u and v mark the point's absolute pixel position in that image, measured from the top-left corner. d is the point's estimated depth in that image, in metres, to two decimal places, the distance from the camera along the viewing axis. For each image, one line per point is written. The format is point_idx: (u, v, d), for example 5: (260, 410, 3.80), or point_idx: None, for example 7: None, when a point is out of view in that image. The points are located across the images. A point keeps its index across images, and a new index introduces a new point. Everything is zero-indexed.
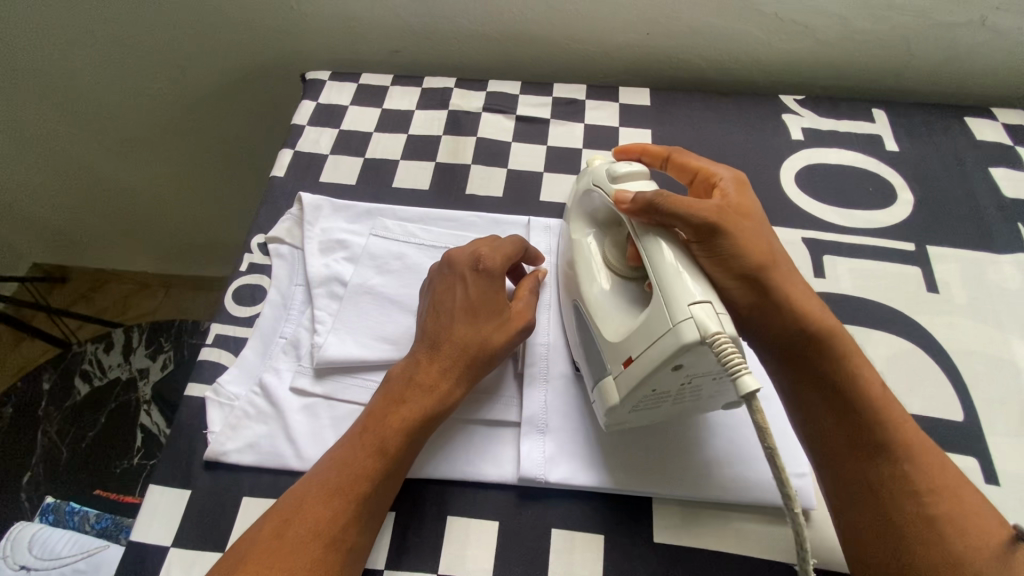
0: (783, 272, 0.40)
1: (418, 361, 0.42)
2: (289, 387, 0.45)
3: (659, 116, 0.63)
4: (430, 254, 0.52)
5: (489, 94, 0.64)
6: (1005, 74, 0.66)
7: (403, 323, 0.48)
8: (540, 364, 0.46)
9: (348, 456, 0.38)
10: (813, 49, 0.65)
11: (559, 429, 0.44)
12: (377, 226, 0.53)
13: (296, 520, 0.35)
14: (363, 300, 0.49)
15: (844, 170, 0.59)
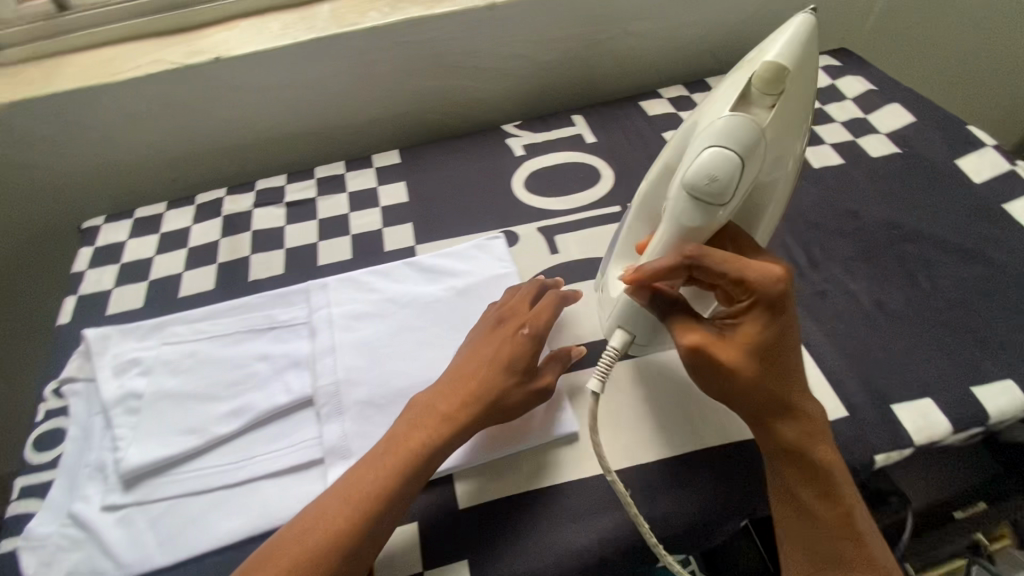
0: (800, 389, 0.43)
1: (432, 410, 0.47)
2: (100, 507, 0.47)
3: (409, 168, 0.74)
4: (221, 342, 0.57)
5: (258, 192, 0.72)
6: (661, 63, 0.86)
7: (203, 410, 0.52)
8: (333, 400, 0.51)
9: (379, 462, 0.44)
10: (515, 84, 0.81)
11: (360, 448, 0.49)
12: (168, 335, 0.58)
13: (321, 524, 0.41)
14: (161, 404, 0.52)
15: (561, 167, 0.73)
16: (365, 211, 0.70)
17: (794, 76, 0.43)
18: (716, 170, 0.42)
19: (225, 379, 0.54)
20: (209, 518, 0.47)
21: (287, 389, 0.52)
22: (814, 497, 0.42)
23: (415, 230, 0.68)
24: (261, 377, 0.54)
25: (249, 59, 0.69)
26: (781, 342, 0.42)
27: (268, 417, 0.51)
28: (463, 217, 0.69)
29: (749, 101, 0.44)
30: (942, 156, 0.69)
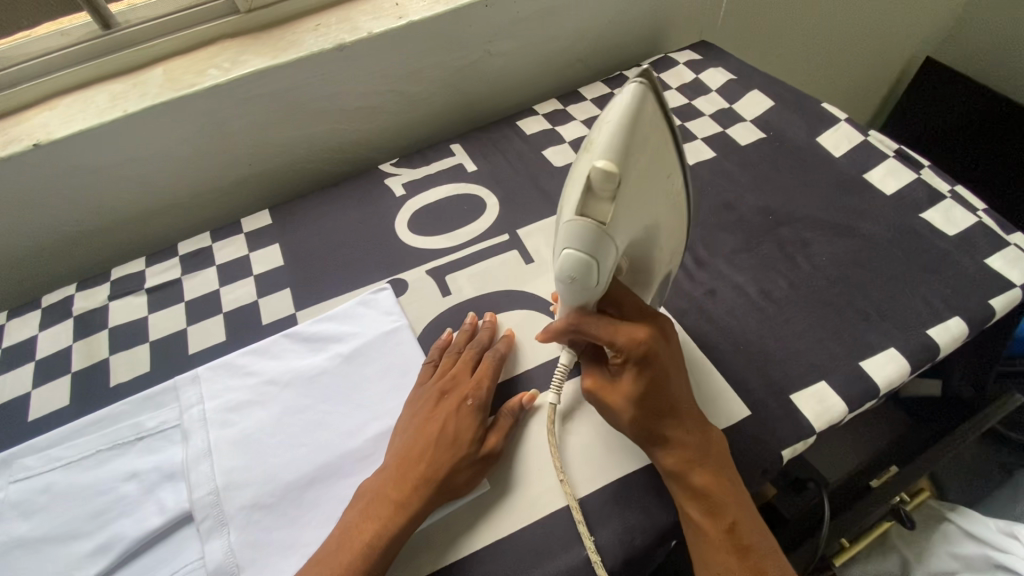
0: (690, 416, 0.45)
1: (370, 502, 0.45)
2: None
3: (282, 228, 0.69)
4: (79, 467, 0.50)
5: (114, 282, 0.65)
6: (533, 77, 0.85)
7: (63, 554, 0.46)
8: (215, 511, 0.46)
9: (330, 559, 0.42)
10: (387, 120, 0.78)
11: (251, 560, 0.45)
12: (15, 471, 0.51)
13: None
14: (13, 557, 0.46)
15: (444, 201, 0.71)
16: (239, 282, 0.64)
17: (631, 158, 0.37)
18: (572, 274, 0.40)
19: (86, 511, 0.47)
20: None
21: (160, 508, 0.47)
22: (702, 513, 0.43)
23: (295, 296, 0.63)
24: (128, 500, 0.48)
25: (75, 140, 0.62)
26: (663, 382, 0.43)
27: (142, 546, 0.46)
28: (347, 271, 0.65)
29: (593, 192, 0.38)
30: (803, 136, 0.72)
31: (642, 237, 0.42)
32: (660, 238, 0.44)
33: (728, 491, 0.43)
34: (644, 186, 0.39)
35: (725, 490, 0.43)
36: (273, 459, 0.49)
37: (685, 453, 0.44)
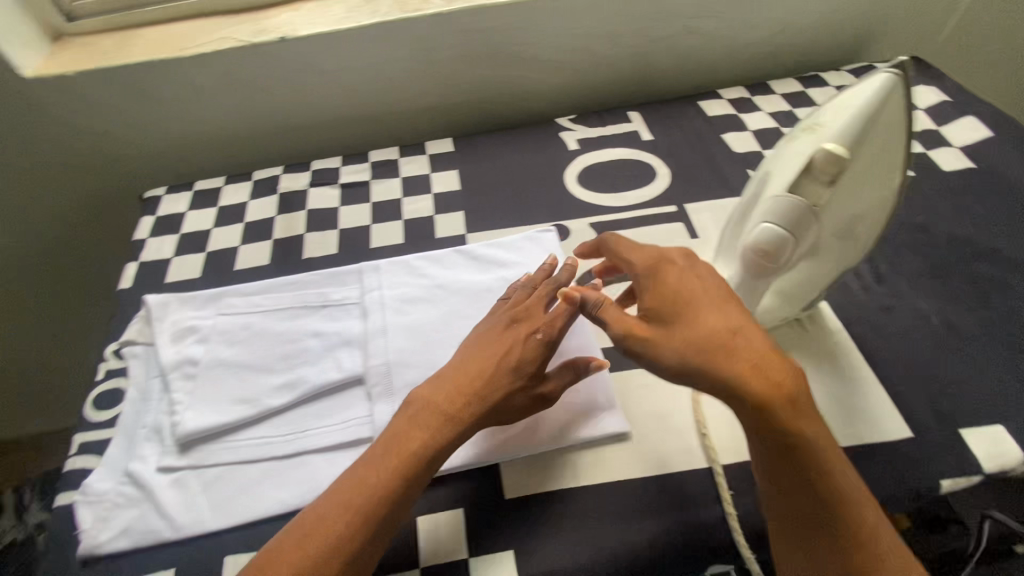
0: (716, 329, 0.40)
1: (403, 419, 0.45)
2: (156, 468, 0.49)
3: (461, 157, 0.74)
4: (275, 316, 0.58)
5: (313, 172, 0.73)
6: (722, 62, 0.84)
7: (256, 381, 0.53)
8: (384, 381, 0.52)
9: (369, 469, 0.42)
10: (572, 77, 0.81)
11: None
12: (224, 306, 0.59)
13: (309, 540, 0.39)
14: (218, 373, 0.54)
15: (615, 163, 0.72)
16: (418, 197, 0.70)
17: (861, 150, 0.37)
18: (766, 247, 0.41)
19: (278, 353, 0.55)
20: (260, 487, 0.48)
21: (340, 365, 0.53)
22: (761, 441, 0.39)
23: (465, 218, 0.68)
24: (314, 351, 0.54)
25: (314, 40, 0.70)
26: (679, 310, 0.42)
27: (321, 393, 0.52)
28: (515, 208, 0.68)
29: (810, 174, 0.39)
30: (1019, 174, 0.66)
31: (837, 235, 0.42)
32: (853, 244, 0.43)
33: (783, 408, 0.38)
34: (861, 184, 0.39)
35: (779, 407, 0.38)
36: (436, 353, 0.54)
37: (720, 374, 0.39)
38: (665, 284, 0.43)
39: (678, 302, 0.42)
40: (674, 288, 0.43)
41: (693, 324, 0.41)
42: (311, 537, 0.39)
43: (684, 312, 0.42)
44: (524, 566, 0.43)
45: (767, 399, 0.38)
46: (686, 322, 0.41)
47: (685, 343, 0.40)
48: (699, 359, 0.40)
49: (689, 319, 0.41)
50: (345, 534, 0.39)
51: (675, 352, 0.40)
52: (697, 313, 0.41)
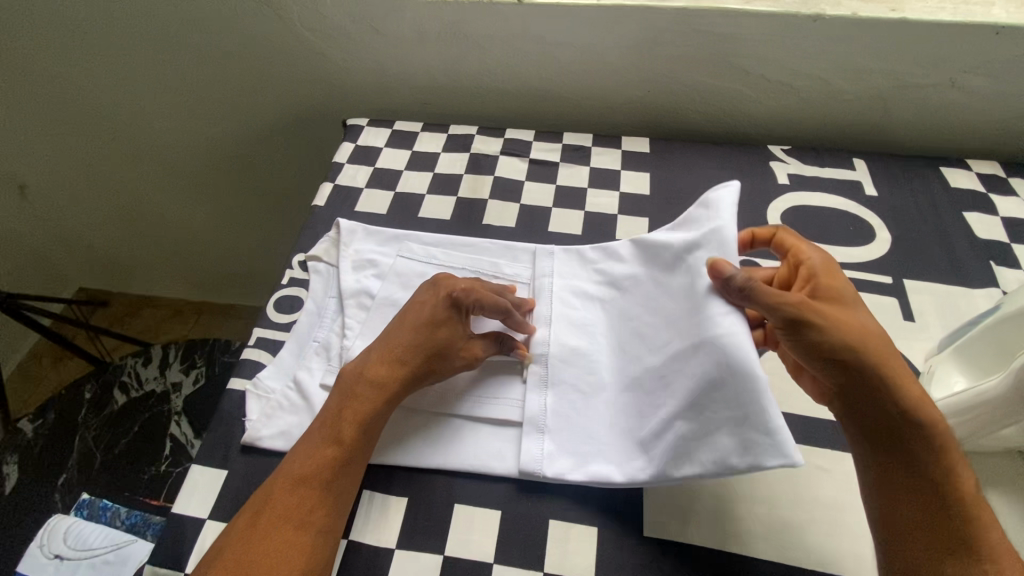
0: (893, 358, 0.39)
1: (336, 395, 0.47)
2: (319, 383, 0.51)
3: (657, 160, 0.70)
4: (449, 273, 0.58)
5: (507, 139, 0.73)
6: (979, 129, 0.72)
7: None
8: (542, 371, 0.51)
9: (310, 445, 0.44)
10: (798, 105, 0.73)
11: (557, 429, 0.48)
12: (404, 248, 0.60)
13: (270, 511, 0.41)
14: (388, 312, 0.55)
15: (827, 211, 0.65)
16: (604, 191, 0.67)
17: None
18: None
19: None
20: (407, 435, 0.48)
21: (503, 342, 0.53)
22: (923, 497, 0.37)
23: (650, 226, 0.64)
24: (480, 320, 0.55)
25: (549, 9, 0.68)
26: (857, 322, 0.40)
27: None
28: None
29: None
30: None
31: None
32: None
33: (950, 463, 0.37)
34: None
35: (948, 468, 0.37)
36: None
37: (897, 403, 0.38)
38: (821, 275, 0.43)
39: (833, 295, 0.42)
40: (832, 284, 0.43)
41: (877, 343, 0.39)
42: (272, 509, 0.41)
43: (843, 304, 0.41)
44: None
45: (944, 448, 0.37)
46: (847, 312, 0.41)
47: (849, 328, 0.39)
48: (864, 350, 0.39)
49: (848, 312, 0.41)
50: (295, 506, 0.41)
51: (843, 336, 0.39)
52: (855, 311, 0.41)
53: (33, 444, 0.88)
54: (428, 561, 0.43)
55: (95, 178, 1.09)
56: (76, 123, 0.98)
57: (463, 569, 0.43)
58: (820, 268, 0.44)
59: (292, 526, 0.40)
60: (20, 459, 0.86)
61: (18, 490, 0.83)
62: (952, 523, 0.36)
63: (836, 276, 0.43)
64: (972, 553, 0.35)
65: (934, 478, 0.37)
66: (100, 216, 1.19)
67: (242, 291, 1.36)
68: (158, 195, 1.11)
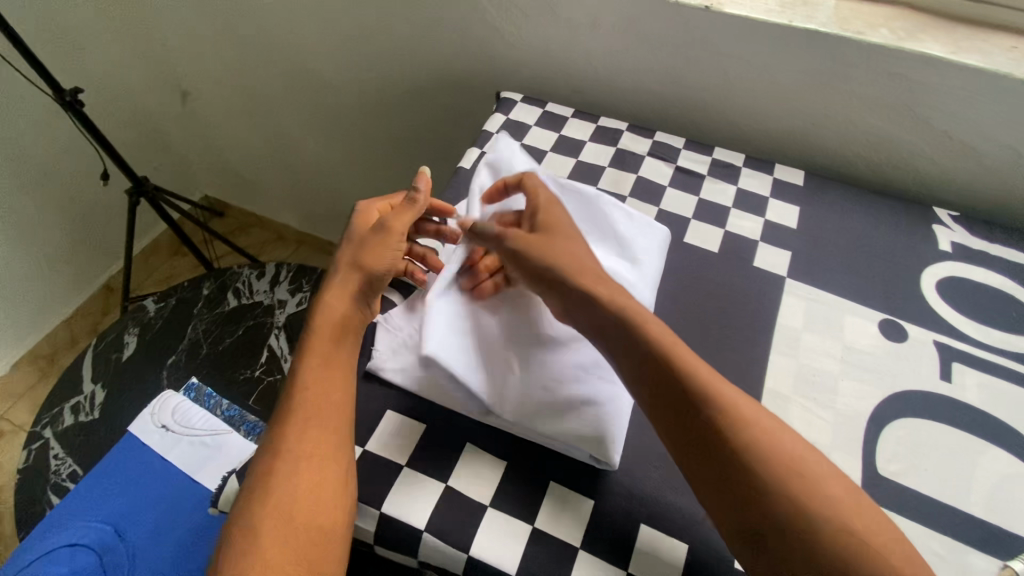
0: (609, 283, 0.48)
1: (345, 285, 0.51)
2: None
3: (808, 197, 0.67)
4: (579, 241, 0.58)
5: (655, 143, 0.72)
6: None
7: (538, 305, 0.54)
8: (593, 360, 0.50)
9: (306, 393, 0.46)
10: (977, 172, 0.68)
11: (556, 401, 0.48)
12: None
13: (282, 469, 0.43)
14: None
15: (990, 290, 0.60)
16: (748, 215, 0.65)
17: None
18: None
19: None
20: (511, 390, 0.49)
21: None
22: (678, 415, 0.42)
23: (791, 262, 0.61)
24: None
25: (734, 21, 0.66)
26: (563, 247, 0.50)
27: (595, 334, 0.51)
28: (851, 278, 0.60)
29: None
30: None
31: None
32: None
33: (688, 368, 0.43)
34: None
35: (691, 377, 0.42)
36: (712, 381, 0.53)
37: (614, 318, 0.46)
38: (540, 208, 0.52)
39: (549, 227, 0.51)
40: (553, 215, 0.52)
41: (589, 269, 0.48)
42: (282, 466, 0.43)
43: (558, 236, 0.50)
44: None
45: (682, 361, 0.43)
46: (555, 243, 0.50)
47: (557, 255, 0.49)
48: (570, 271, 0.48)
49: (565, 241, 0.50)
50: (315, 405, 0.45)
51: (546, 258, 0.49)
52: (563, 236, 0.51)
53: (153, 322, 0.98)
54: (516, 527, 0.44)
55: (249, 98, 1.18)
56: (248, 45, 1.07)
57: (548, 545, 0.44)
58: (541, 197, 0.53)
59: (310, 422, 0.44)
60: (140, 332, 0.96)
61: (134, 358, 0.93)
62: (721, 430, 0.40)
63: (557, 210, 0.53)
64: (741, 449, 0.39)
65: (681, 388, 0.42)
66: (242, 133, 1.29)
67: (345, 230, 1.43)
68: (299, 126, 1.19)
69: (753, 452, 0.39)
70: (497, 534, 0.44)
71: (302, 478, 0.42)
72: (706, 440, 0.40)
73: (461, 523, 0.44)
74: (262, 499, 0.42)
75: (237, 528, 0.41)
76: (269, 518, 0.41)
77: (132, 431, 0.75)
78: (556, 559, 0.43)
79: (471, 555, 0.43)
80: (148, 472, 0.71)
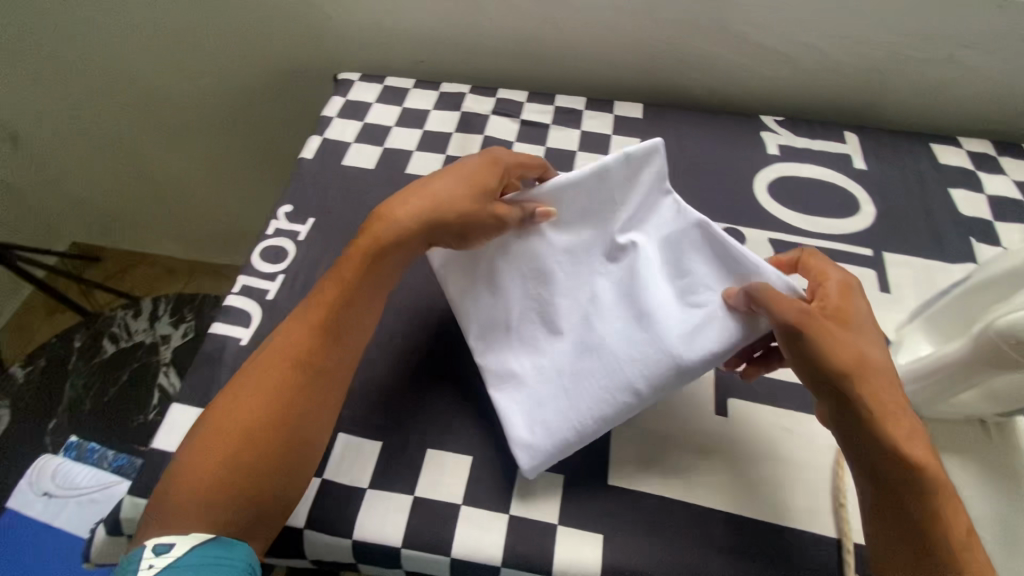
0: (888, 382, 0.38)
1: (350, 263, 0.45)
2: (495, 298, 0.49)
3: (649, 127, 0.70)
4: (651, 248, 0.46)
5: (499, 100, 0.72)
6: (972, 108, 0.72)
7: (560, 298, 0.47)
8: (585, 363, 0.44)
9: (279, 364, 0.43)
10: (794, 77, 0.72)
11: (535, 391, 0.45)
12: (608, 197, 0.47)
13: (230, 430, 0.40)
14: (569, 268, 0.48)
15: (813, 183, 0.65)
16: (594, 155, 0.67)
17: None
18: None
19: (606, 289, 0.47)
20: (504, 369, 0.47)
21: (651, 350, 0.42)
22: (895, 495, 0.37)
23: None
24: (645, 298, 0.44)
25: None
26: (862, 343, 0.39)
27: (610, 351, 0.44)
28: (692, 196, 0.63)
29: None
30: None
31: None
32: None
33: (935, 476, 0.36)
34: None
35: (938, 483, 0.36)
36: None
37: (898, 427, 0.37)
38: (830, 297, 0.42)
39: (840, 314, 0.41)
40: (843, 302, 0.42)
41: (875, 366, 0.39)
42: (232, 420, 0.41)
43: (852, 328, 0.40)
44: (610, 556, 0.42)
45: (930, 468, 0.36)
46: (847, 335, 0.39)
47: (845, 349, 0.39)
48: (858, 375, 0.38)
49: (846, 329, 0.40)
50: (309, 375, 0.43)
51: (835, 356, 0.38)
52: (859, 333, 0.40)
53: (24, 389, 0.89)
54: (398, 500, 0.44)
55: (87, 128, 1.08)
56: (66, 69, 0.96)
57: (431, 510, 0.44)
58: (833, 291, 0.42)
59: (296, 396, 0.42)
60: (10, 402, 0.87)
61: (9, 431, 0.85)
62: (916, 514, 0.36)
63: (848, 299, 0.42)
64: (930, 527, 0.35)
65: (901, 479, 0.36)
66: (91, 168, 1.17)
67: (234, 250, 1.36)
68: (154, 148, 1.10)
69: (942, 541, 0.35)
70: (380, 511, 0.44)
71: (266, 448, 0.40)
72: (904, 520, 0.36)
73: (341, 511, 0.44)
74: (223, 433, 0.40)
75: (184, 479, 0.39)
76: (215, 476, 0.39)
77: (10, 508, 0.69)
78: (441, 520, 0.44)
79: (355, 538, 0.43)
80: (34, 544, 0.66)
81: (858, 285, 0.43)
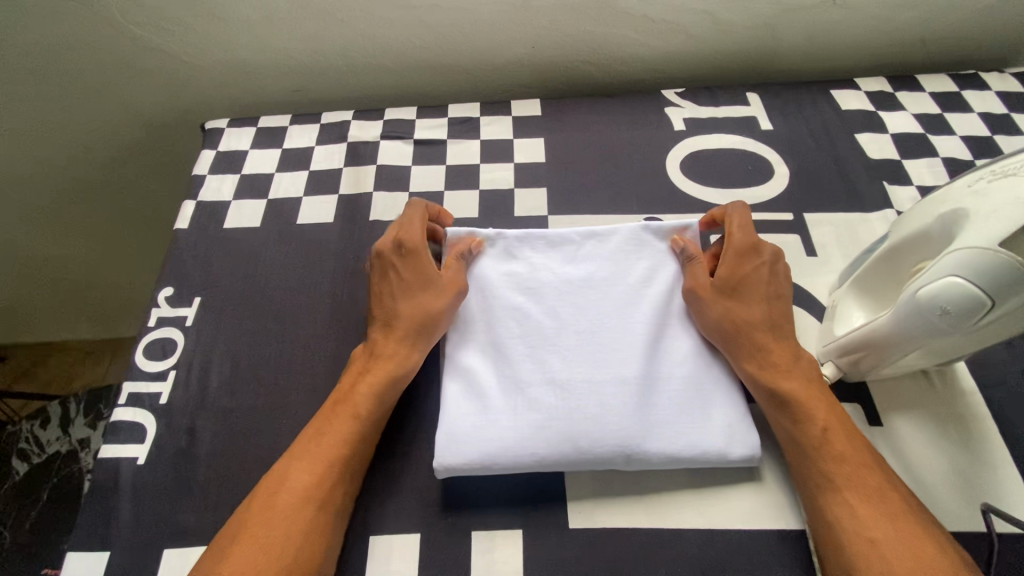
0: (773, 344, 0.44)
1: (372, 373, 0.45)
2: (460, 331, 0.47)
3: (549, 124, 0.66)
4: (614, 295, 0.47)
5: (386, 122, 0.67)
6: (862, 46, 0.71)
7: (546, 326, 0.46)
8: (557, 402, 0.42)
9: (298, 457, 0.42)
10: (688, 44, 0.70)
11: (497, 413, 0.43)
12: (611, 254, 0.50)
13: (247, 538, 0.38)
14: (548, 300, 0.48)
15: (725, 153, 0.63)
16: (498, 165, 0.63)
17: None
18: (954, 304, 0.34)
19: (585, 324, 0.46)
20: (472, 371, 0.45)
21: (625, 411, 0.42)
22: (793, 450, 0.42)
23: (549, 197, 0.60)
24: (634, 358, 0.44)
25: None
26: (739, 301, 0.45)
27: (579, 394, 0.42)
28: (605, 191, 0.60)
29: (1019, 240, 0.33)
30: None
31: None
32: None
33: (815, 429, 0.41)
34: None
35: (824, 433, 0.41)
36: None
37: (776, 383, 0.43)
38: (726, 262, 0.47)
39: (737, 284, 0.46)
40: (732, 269, 0.47)
41: (758, 328, 0.44)
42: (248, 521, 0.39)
43: (738, 298, 0.45)
44: None
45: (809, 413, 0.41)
46: (731, 301, 0.45)
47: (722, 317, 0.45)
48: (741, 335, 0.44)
49: (734, 296, 0.46)
50: (353, 461, 0.42)
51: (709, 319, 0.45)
52: (744, 295, 0.46)
53: None
54: None
55: None
56: None
57: None
58: (731, 251, 0.47)
59: (347, 474, 0.42)
60: None
61: None
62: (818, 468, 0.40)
63: (742, 262, 0.47)
64: (835, 483, 0.39)
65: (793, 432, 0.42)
66: None
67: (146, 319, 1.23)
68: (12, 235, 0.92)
69: (848, 490, 0.39)
70: None
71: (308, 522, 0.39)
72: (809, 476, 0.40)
73: None
74: (255, 526, 0.39)
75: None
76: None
77: None
78: None
79: None
80: None
81: (766, 247, 0.48)
